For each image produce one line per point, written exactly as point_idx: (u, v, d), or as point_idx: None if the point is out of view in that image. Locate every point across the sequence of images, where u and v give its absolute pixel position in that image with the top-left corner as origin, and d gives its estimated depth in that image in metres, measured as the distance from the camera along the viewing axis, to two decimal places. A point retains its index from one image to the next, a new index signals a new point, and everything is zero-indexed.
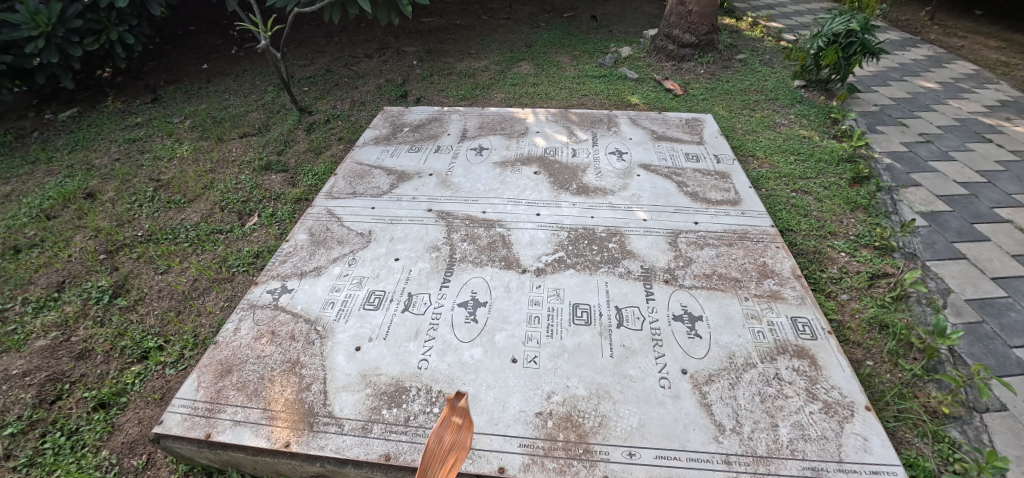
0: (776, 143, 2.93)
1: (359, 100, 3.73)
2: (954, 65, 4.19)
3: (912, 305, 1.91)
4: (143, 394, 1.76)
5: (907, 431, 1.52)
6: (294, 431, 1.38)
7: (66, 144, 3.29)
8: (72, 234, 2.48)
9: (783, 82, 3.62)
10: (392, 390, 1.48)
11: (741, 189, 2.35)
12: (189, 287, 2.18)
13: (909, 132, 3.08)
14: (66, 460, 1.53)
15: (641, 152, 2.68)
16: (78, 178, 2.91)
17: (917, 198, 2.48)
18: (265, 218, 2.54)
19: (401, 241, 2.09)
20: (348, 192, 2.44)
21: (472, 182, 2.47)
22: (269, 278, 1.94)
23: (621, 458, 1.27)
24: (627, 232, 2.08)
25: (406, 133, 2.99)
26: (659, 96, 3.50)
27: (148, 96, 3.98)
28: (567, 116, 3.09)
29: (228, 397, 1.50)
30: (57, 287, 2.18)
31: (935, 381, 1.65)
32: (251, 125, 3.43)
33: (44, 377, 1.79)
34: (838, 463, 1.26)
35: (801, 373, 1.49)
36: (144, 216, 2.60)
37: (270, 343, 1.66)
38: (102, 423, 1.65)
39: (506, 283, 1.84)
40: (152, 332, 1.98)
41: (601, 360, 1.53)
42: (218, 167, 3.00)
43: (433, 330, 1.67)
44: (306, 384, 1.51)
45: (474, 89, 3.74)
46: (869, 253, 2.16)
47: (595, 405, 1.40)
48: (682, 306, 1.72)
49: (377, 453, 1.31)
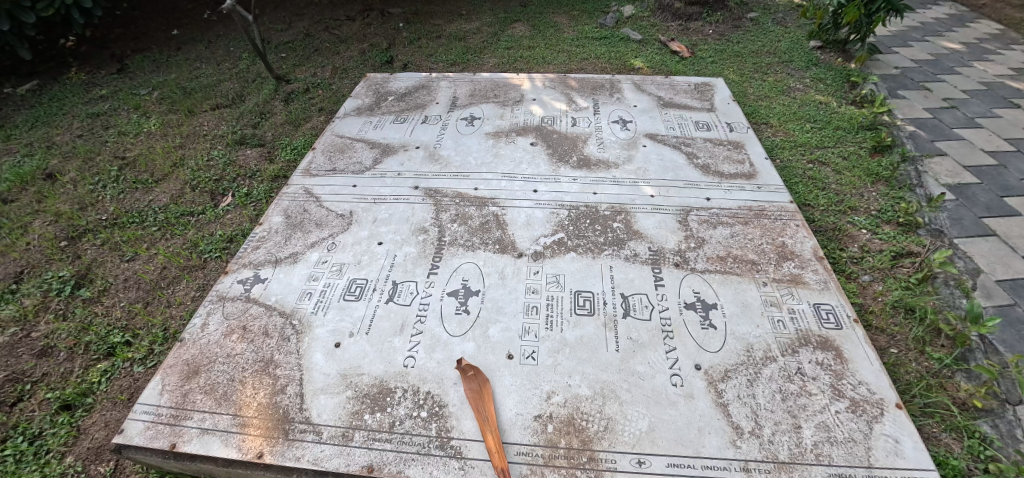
0: (791, 110, 2.72)
1: (341, 66, 3.46)
2: (978, 24, 3.91)
3: (940, 287, 1.77)
4: (109, 394, 1.62)
5: (935, 426, 1.41)
6: (267, 440, 1.25)
7: (25, 120, 3.04)
8: (30, 220, 2.29)
9: (798, 43, 3.36)
10: (376, 392, 1.34)
11: (755, 160, 2.16)
12: (158, 276, 2.01)
13: (933, 96, 2.86)
14: (27, 469, 1.40)
15: (647, 121, 2.47)
16: (37, 157, 2.69)
17: (943, 169, 2.30)
18: (240, 197, 2.35)
19: (386, 222, 1.91)
20: (328, 169, 2.24)
21: (463, 155, 2.27)
22: (241, 266, 1.77)
23: (629, 467, 1.15)
24: (632, 211, 1.90)
25: (391, 102, 2.76)
26: (664, 59, 3.24)
27: (114, 66, 3.68)
28: (566, 82, 2.85)
29: (195, 402, 1.36)
30: (14, 278, 2.01)
31: (965, 371, 1.53)
32: (225, 96, 3.17)
33: (0, 378, 1.65)
34: (868, 468, 1.14)
35: (825, 367, 1.36)
36: (109, 198, 2.40)
37: (240, 340, 1.51)
38: (65, 427, 1.52)
39: (500, 269, 1.68)
40: (118, 326, 1.83)
41: (606, 355, 1.39)
42: (188, 142, 2.78)
43: (420, 323, 1.51)
44: (281, 386, 1.37)
45: (465, 54, 3.46)
46: (892, 230, 2.00)
47: (600, 407, 1.27)
48: (694, 293, 1.57)
49: (359, 464, 1.18)
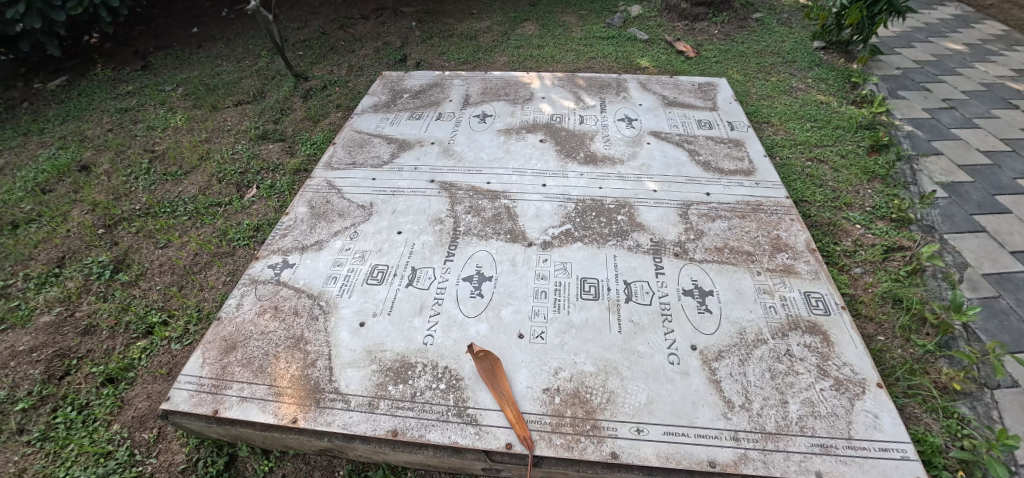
0: (792, 109, 2.80)
1: (356, 64, 3.58)
2: (982, 25, 3.95)
3: (928, 279, 1.86)
4: (149, 368, 1.76)
5: (916, 407, 1.51)
6: (300, 407, 1.38)
7: (58, 115, 3.19)
8: (69, 209, 2.43)
9: (801, 43, 3.44)
10: (398, 366, 1.47)
11: (755, 158, 2.26)
12: (190, 262, 2.15)
13: (932, 97, 2.93)
14: (78, 435, 1.54)
15: (652, 119, 2.57)
16: (72, 150, 2.83)
17: (938, 168, 2.38)
18: (264, 189, 2.48)
19: (404, 213, 2.03)
20: (348, 162, 2.37)
21: (476, 151, 2.38)
22: (270, 252, 1.91)
23: (629, 435, 1.27)
24: (636, 204, 2.01)
25: (406, 99, 2.88)
26: (670, 59, 3.34)
27: (138, 63, 3.82)
28: (574, 81, 2.95)
29: (233, 373, 1.49)
30: (57, 263, 2.15)
31: (948, 357, 1.63)
32: (246, 93, 3.31)
33: (51, 354, 1.79)
34: (848, 439, 1.25)
35: (813, 349, 1.46)
36: (141, 189, 2.55)
37: (272, 319, 1.64)
38: (111, 397, 1.65)
39: (512, 257, 1.79)
40: (155, 307, 1.97)
41: (609, 336, 1.51)
42: (213, 136, 2.92)
43: (437, 305, 1.64)
44: (311, 360, 1.50)
45: (476, 52, 3.57)
46: (885, 225, 2.09)
47: (603, 382, 1.39)
48: (693, 280, 1.68)
49: (384, 429, 1.32)
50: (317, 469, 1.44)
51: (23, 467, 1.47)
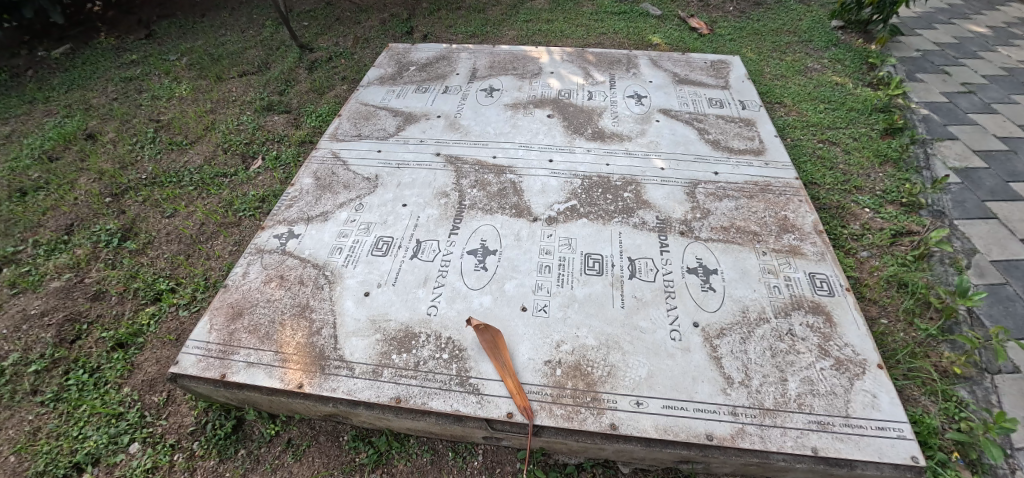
0: (806, 90, 2.74)
1: (362, 36, 3.52)
2: (1009, 7, 3.80)
3: (935, 264, 1.84)
4: (158, 334, 1.78)
5: (915, 389, 1.52)
6: (306, 374, 1.41)
7: (62, 83, 3.17)
8: (76, 177, 2.44)
9: (819, 22, 3.34)
10: (402, 336, 1.48)
11: (766, 137, 2.22)
12: (197, 231, 2.17)
13: (951, 81, 2.86)
14: (91, 396, 1.58)
15: (662, 96, 2.53)
16: (77, 118, 2.82)
17: (952, 152, 2.33)
18: (269, 161, 2.48)
19: (409, 186, 2.03)
20: (353, 134, 2.35)
21: (483, 125, 2.36)
22: (275, 222, 1.92)
23: (629, 407, 1.29)
24: (643, 182, 1.99)
25: (413, 72, 2.83)
26: (682, 36, 3.25)
27: (142, 32, 3.77)
28: (584, 56, 2.89)
29: (240, 339, 1.52)
30: (66, 230, 2.17)
31: (950, 342, 1.62)
32: (250, 63, 3.27)
33: (62, 318, 1.82)
34: (845, 417, 1.27)
35: (815, 329, 1.47)
36: (147, 159, 2.55)
37: (278, 287, 1.66)
38: (121, 361, 1.69)
39: (516, 231, 1.79)
40: (163, 275, 1.99)
41: (611, 311, 1.52)
42: (218, 107, 2.90)
43: (441, 277, 1.65)
44: (316, 328, 1.52)
45: (484, 26, 3.49)
46: (895, 210, 2.07)
47: (605, 355, 1.41)
48: (697, 259, 1.68)
49: (388, 396, 1.34)
50: (322, 434, 1.48)
51: (38, 426, 1.51)
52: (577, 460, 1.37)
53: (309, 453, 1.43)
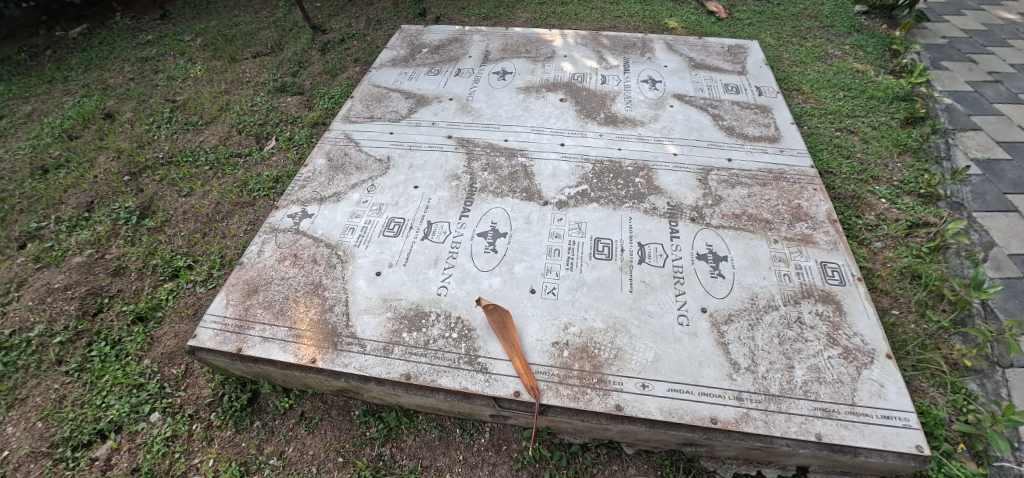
0: (825, 77, 2.68)
1: (374, 18, 3.49)
2: None
3: (950, 257, 1.82)
4: (176, 309, 1.84)
5: (924, 381, 1.51)
6: (318, 349, 1.45)
7: (80, 63, 3.20)
8: (95, 156, 2.49)
9: (842, 7, 3.23)
10: (412, 315, 1.51)
11: (781, 124, 2.19)
12: (213, 210, 2.21)
13: (977, 69, 2.77)
14: (113, 367, 1.64)
15: (676, 81, 2.49)
16: (95, 98, 2.87)
17: (974, 144, 2.27)
18: (283, 141, 2.51)
19: (421, 168, 2.04)
20: (366, 116, 2.36)
21: (494, 108, 2.35)
22: (289, 202, 1.94)
23: (634, 389, 1.31)
24: (654, 167, 1.98)
25: (425, 54, 2.82)
26: (699, 20, 3.18)
27: (156, 13, 3.77)
28: (598, 39, 2.85)
29: (255, 315, 1.56)
30: (87, 208, 2.22)
31: (962, 334, 1.61)
32: (263, 45, 3.28)
33: (83, 292, 1.87)
34: (850, 406, 1.27)
35: (824, 318, 1.46)
36: (163, 138, 2.59)
37: (292, 266, 1.70)
38: (141, 335, 1.74)
39: (526, 215, 1.80)
40: (180, 252, 2.03)
41: (619, 294, 1.53)
42: (232, 88, 2.92)
43: (451, 258, 1.67)
44: (329, 306, 1.56)
45: (497, 8, 3.44)
46: (912, 201, 2.03)
47: (611, 338, 1.42)
48: (707, 245, 1.67)
49: (397, 372, 1.38)
50: (334, 409, 1.52)
51: (64, 394, 1.58)
52: (582, 440, 1.40)
53: (322, 426, 1.48)
